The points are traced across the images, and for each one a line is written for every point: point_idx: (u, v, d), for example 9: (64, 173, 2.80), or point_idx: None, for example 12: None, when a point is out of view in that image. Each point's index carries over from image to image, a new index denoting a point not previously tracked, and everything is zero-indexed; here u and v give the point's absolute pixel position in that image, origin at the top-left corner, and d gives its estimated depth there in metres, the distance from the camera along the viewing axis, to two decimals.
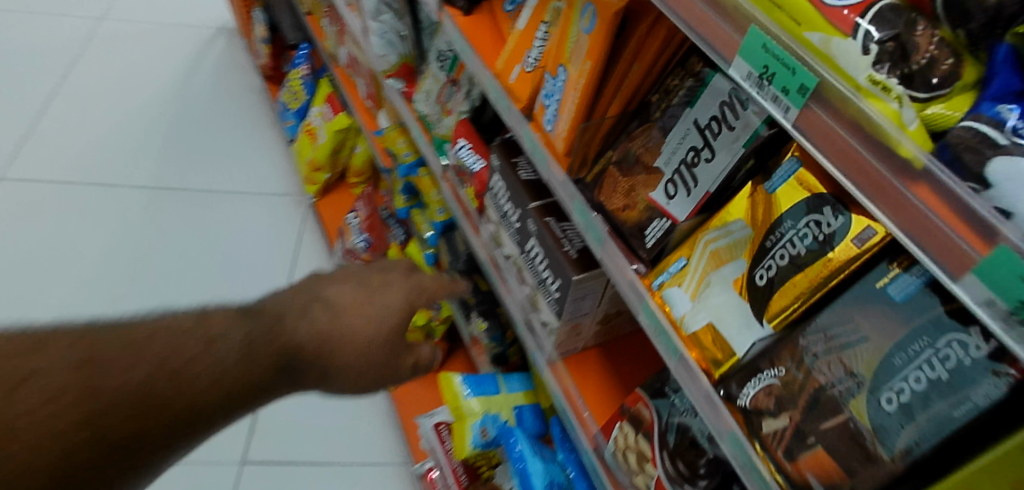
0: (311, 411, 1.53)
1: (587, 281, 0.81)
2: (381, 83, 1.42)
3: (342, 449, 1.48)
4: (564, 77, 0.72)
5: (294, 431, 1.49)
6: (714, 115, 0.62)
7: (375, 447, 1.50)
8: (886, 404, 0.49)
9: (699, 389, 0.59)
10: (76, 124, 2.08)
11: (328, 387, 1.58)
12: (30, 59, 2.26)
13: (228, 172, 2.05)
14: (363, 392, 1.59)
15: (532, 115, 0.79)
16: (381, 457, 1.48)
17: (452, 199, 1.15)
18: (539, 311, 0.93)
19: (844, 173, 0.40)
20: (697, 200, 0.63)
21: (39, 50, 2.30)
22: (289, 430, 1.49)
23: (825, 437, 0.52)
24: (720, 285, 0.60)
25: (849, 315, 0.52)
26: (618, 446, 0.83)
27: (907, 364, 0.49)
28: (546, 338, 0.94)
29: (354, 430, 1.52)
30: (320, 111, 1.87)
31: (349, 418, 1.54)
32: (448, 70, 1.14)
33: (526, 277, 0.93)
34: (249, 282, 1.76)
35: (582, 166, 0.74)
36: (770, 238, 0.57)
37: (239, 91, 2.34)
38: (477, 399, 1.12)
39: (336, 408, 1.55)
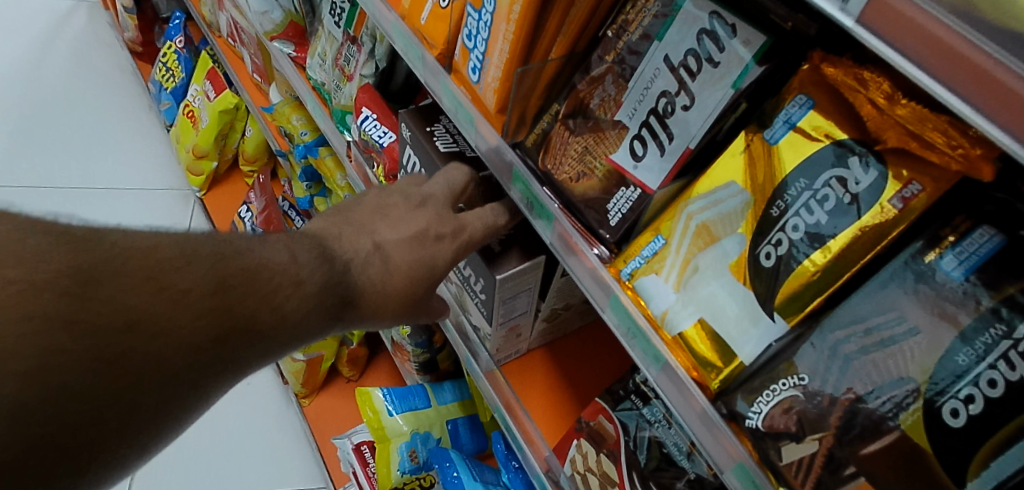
0: (207, 437, 1.30)
1: (527, 274, 0.66)
2: (267, 50, 1.21)
3: (246, 478, 1.26)
4: (492, 9, 0.55)
5: (187, 463, 1.26)
6: (691, 49, 0.47)
7: (286, 472, 1.28)
8: (952, 417, 0.36)
9: (693, 406, 0.46)
10: None
11: (227, 406, 1.35)
12: None
13: (95, 163, 1.74)
14: (270, 410, 1.37)
15: (452, 65, 0.62)
16: (294, 481, 1.27)
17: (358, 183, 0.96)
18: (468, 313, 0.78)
19: (934, 76, 0.28)
20: (673, 161, 0.48)
21: None
22: (182, 462, 1.26)
23: (869, 466, 0.38)
24: (710, 271, 0.46)
25: (890, 301, 0.39)
26: (575, 469, 0.69)
27: (975, 362, 0.35)
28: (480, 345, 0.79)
29: (260, 455, 1.30)
30: (201, 89, 1.61)
31: (254, 443, 1.31)
32: (346, 26, 0.95)
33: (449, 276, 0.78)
34: None
35: (521, 126, 0.58)
36: (774, 204, 0.43)
37: (106, 71, 2.00)
38: (403, 416, 0.94)
39: (238, 431, 1.33)
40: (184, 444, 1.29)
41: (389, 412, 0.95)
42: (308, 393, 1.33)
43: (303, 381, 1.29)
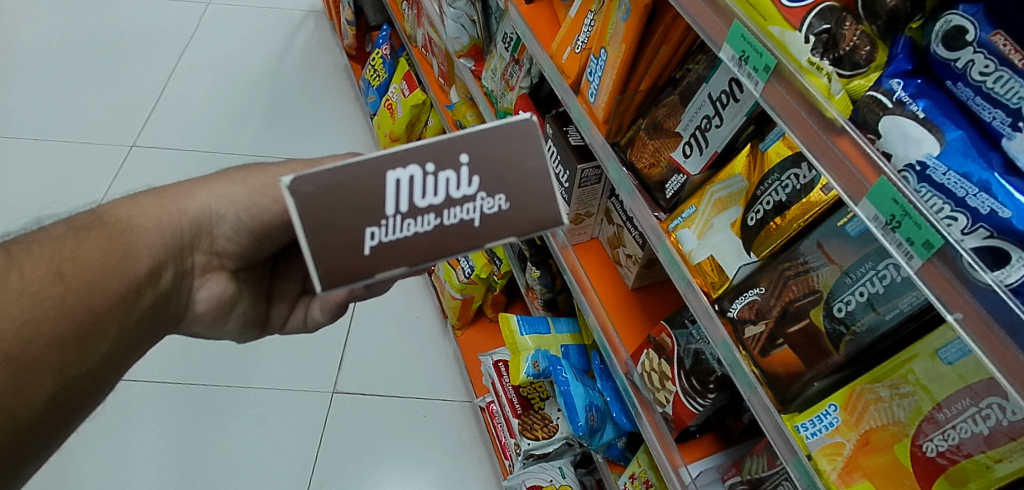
0: (388, 352, 1.60)
1: None
2: (453, 62, 1.58)
3: (412, 384, 1.55)
4: (605, 57, 0.86)
5: (375, 369, 1.56)
6: (723, 90, 0.75)
7: (440, 384, 1.56)
8: (837, 311, 0.64)
9: (700, 305, 0.76)
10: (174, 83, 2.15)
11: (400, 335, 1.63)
12: (128, 21, 2.35)
13: (310, 136, 2.07)
14: (430, 338, 1.64)
15: (579, 89, 0.94)
16: (448, 394, 1.55)
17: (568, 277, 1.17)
18: (624, 245, 1.11)
19: (779, 115, 0.54)
20: (707, 158, 0.79)
21: (132, 15, 2.38)
22: (372, 367, 1.57)
23: (790, 339, 0.67)
24: (720, 227, 0.76)
25: (804, 248, 0.68)
26: (645, 369, 0.99)
27: (855, 282, 0.63)
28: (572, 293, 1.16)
29: (422, 369, 1.58)
30: (399, 87, 1.96)
31: (415, 358, 1.60)
32: (512, 51, 1.29)
33: (417, 206, 0.48)
34: None
35: (618, 131, 0.88)
36: (760, 187, 0.72)
37: (326, 69, 2.32)
38: (530, 336, 1.27)
39: (407, 350, 1.61)
40: (369, 354, 1.59)
41: (520, 333, 1.27)
42: (461, 326, 1.59)
43: (458, 315, 1.56)
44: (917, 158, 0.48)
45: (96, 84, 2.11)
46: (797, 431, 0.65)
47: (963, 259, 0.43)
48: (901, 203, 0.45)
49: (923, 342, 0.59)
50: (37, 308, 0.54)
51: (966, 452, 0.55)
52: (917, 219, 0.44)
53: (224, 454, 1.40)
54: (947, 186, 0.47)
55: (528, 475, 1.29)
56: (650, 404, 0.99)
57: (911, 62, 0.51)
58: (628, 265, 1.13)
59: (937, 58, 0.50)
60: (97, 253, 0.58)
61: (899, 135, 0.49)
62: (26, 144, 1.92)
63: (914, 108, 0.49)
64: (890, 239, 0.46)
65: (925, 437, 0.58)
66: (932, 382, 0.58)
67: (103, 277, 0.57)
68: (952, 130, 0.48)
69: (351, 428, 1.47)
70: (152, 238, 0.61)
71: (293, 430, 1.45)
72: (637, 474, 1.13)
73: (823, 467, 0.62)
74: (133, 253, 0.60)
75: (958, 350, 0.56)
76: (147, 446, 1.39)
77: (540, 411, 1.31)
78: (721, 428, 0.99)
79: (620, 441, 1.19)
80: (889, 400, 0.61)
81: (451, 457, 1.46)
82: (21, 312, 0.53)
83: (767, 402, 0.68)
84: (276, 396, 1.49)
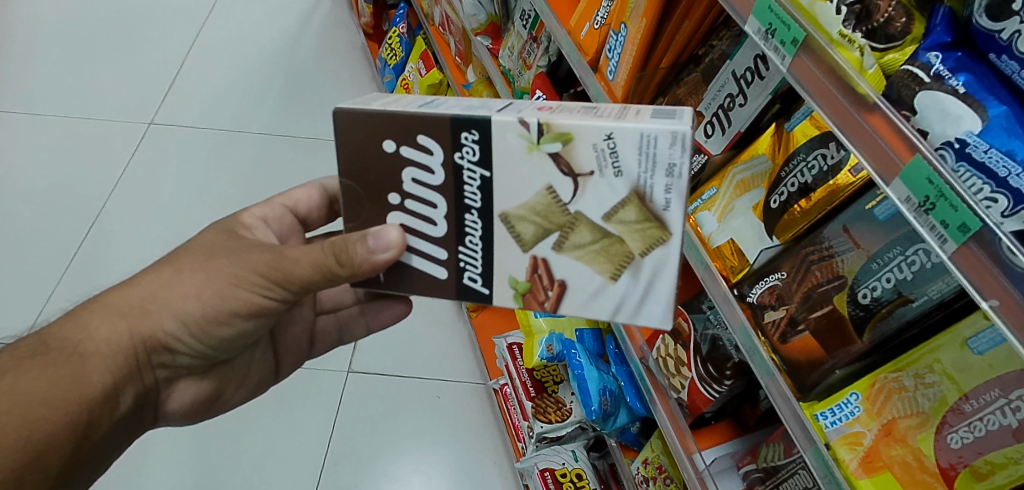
0: (401, 333, 1.59)
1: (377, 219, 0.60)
2: (470, 39, 1.55)
3: (426, 365, 1.55)
4: (625, 33, 0.83)
5: (390, 349, 1.57)
6: (748, 67, 0.73)
7: (455, 366, 1.56)
8: (862, 298, 0.62)
9: (718, 290, 0.73)
10: (189, 63, 2.14)
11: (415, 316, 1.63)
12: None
13: (326, 117, 2.04)
14: (444, 320, 1.63)
15: (598, 66, 0.91)
16: (462, 376, 1.54)
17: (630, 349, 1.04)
18: None
19: (806, 91, 0.51)
20: (730, 138, 0.77)
21: None
22: (387, 348, 1.57)
23: (812, 325, 0.65)
24: (742, 210, 0.74)
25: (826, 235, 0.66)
26: (660, 354, 0.98)
27: (882, 268, 0.61)
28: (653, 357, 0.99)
29: (436, 351, 1.58)
30: (415, 67, 1.94)
31: (429, 340, 1.59)
32: (530, 28, 1.26)
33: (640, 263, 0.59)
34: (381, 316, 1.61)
35: None
36: (785, 168, 0.70)
37: (343, 47, 2.29)
38: (544, 319, 1.29)
39: (421, 332, 1.61)
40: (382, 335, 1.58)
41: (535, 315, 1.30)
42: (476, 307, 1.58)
43: None
44: (955, 135, 0.46)
45: (114, 63, 2.12)
46: (816, 420, 0.63)
47: (1001, 242, 0.40)
48: (937, 184, 0.42)
49: (953, 331, 0.56)
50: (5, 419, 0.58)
51: (995, 445, 0.53)
52: (953, 200, 0.42)
53: (238, 430, 1.42)
54: (987, 165, 0.44)
55: (541, 458, 1.29)
56: (665, 390, 0.98)
57: (950, 35, 0.48)
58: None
59: (981, 29, 0.47)
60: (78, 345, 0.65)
61: (936, 111, 0.46)
62: (45, 122, 1.93)
63: (953, 83, 0.47)
64: (923, 221, 0.44)
65: (949, 428, 0.56)
66: (959, 372, 0.56)
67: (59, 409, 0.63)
68: (995, 106, 0.46)
69: (365, 407, 1.47)
70: (102, 368, 0.64)
71: (307, 406, 1.46)
72: (651, 460, 1.12)
73: (842, 456, 0.61)
74: (83, 377, 0.63)
75: (990, 339, 0.54)
76: (164, 419, 1.41)
77: (554, 394, 1.30)
78: (738, 415, 0.97)
79: (634, 426, 1.18)
80: (914, 390, 0.59)
81: (463, 439, 1.46)
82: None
83: (785, 389, 0.66)
84: (290, 374, 1.50)
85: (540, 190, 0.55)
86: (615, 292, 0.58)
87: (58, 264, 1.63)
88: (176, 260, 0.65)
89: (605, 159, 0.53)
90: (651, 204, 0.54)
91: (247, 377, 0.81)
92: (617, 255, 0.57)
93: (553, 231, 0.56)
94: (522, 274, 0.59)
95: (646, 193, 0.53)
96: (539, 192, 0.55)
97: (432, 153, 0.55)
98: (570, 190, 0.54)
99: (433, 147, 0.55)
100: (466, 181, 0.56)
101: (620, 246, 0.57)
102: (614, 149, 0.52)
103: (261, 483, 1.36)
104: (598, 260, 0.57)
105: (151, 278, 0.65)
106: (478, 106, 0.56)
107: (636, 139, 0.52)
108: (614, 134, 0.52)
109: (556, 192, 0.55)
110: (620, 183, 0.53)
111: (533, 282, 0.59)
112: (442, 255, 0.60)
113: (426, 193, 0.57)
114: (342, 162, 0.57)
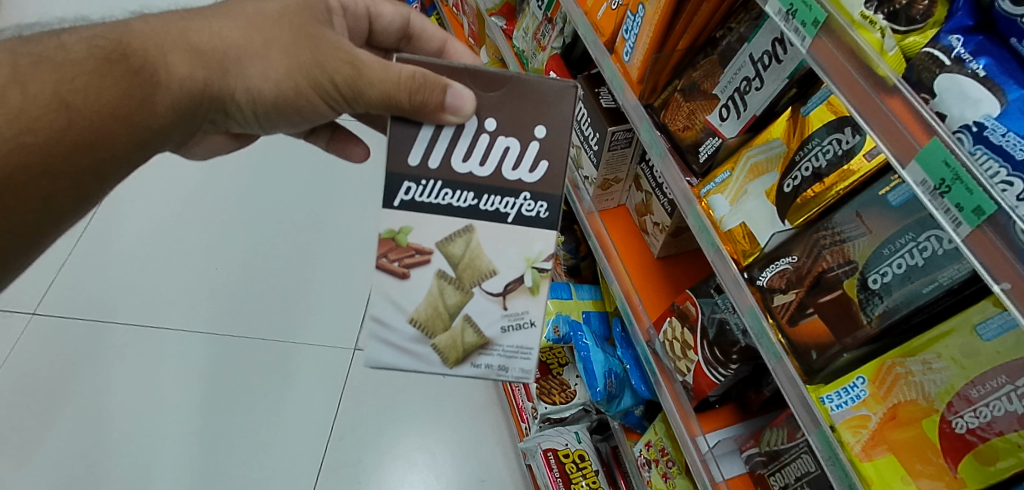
0: None
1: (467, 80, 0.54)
2: (484, 21, 1.55)
3: None
4: (642, 14, 0.83)
5: None
6: (766, 51, 0.73)
7: None
8: (872, 283, 0.62)
9: (728, 273, 0.74)
10: None
11: None
12: None
13: None
14: None
15: (613, 48, 0.91)
16: None
17: (637, 333, 1.05)
18: (652, 212, 1.10)
19: (826, 74, 0.51)
20: (744, 122, 0.77)
21: None
22: None
23: (821, 308, 0.66)
24: (755, 193, 0.75)
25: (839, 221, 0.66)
26: (666, 337, 0.98)
27: (893, 253, 0.61)
28: (660, 340, 1.00)
29: None
30: None
31: None
32: (545, 9, 1.25)
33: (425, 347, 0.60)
34: None
35: (652, 92, 0.86)
36: (800, 152, 0.70)
37: None
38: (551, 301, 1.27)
39: None
40: None
41: None
42: None
43: None
44: (974, 119, 0.46)
45: None
46: (822, 403, 0.63)
47: (1016, 225, 0.41)
48: (954, 166, 0.43)
49: (962, 317, 0.57)
50: (60, 127, 0.60)
51: (998, 431, 0.54)
52: (969, 183, 0.42)
53: (246, 402, 1.44)
54: (1005, 148, 0.44)
55: (544, 438, 1.30)
56: (670, 373, 0.98)
57: (972, 19, 0.49)
58: (655, 233, 1.11)
59: (1002, 13, 0.48)
60: (150, 78, 0.61)
61: (955, 95, 0.47)
62: None
63: (974, 66, 0.47)
64: (937, 204, 0.44)
65: (955, 414, 0.57)
66: (967, 358, 0.56)
67: (107, 124, 0.61)
68: (1014, 90, 0.46)
69: (372, 383, 1.49)
70: (167, 100, 0.61)
71: (315, 381, 1.48)
72: (654, 443, 1.13)
73: (847, 439, 0.61)
74: (148, 102, 0.61)
75: (1000, 326, 0.54)
76: (175, 390, 1.43)
77: (559, 376, 1.31)
78: (742, 400, 0.98)
79: (638, 408, 1.17)
80: (921, 375, 0.59)
81: (467, 418, 1.47)
82: (12, 139, 0.58)
83: (792, 372, 0.66)
84: (300, 348, 1.52)
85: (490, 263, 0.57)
86: (397, 320, 0.58)
87: (71, 234, 1.64)
88: (259, 15, 0.62)
89: (512, 320, 0.59)
90: (477, 355, 0.60)
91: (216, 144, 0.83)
92: (431, 324, 0.58)
93: (460, 274, 0.57)
94: (411, 240, 0.56)
95: (485, 351, 0.60)
96: (485, 263, 0.57)
97: (534, 170, 0.56)
98: (502, 286, 0.58)
99: (539, 173, 0.56)
100: (517, 194, 0.56)
101: (445, 319, 0.59)
102: (520, 326, 0.59)
103: (269, 453, 1.38)
104: (428, 308, 0.58)
105: (232, 24, 0.61)
106: None
107: (525, 343, 0.60)
108: (531, 326, 0.59)
109: (492, 275, 0.58)
110: (496, 329, 0.59)
111: (414, 243, 0.56)
112: (416, 161, 0.55)
113: (495, 159, 0.55)
114: (541, 79, 0.54)
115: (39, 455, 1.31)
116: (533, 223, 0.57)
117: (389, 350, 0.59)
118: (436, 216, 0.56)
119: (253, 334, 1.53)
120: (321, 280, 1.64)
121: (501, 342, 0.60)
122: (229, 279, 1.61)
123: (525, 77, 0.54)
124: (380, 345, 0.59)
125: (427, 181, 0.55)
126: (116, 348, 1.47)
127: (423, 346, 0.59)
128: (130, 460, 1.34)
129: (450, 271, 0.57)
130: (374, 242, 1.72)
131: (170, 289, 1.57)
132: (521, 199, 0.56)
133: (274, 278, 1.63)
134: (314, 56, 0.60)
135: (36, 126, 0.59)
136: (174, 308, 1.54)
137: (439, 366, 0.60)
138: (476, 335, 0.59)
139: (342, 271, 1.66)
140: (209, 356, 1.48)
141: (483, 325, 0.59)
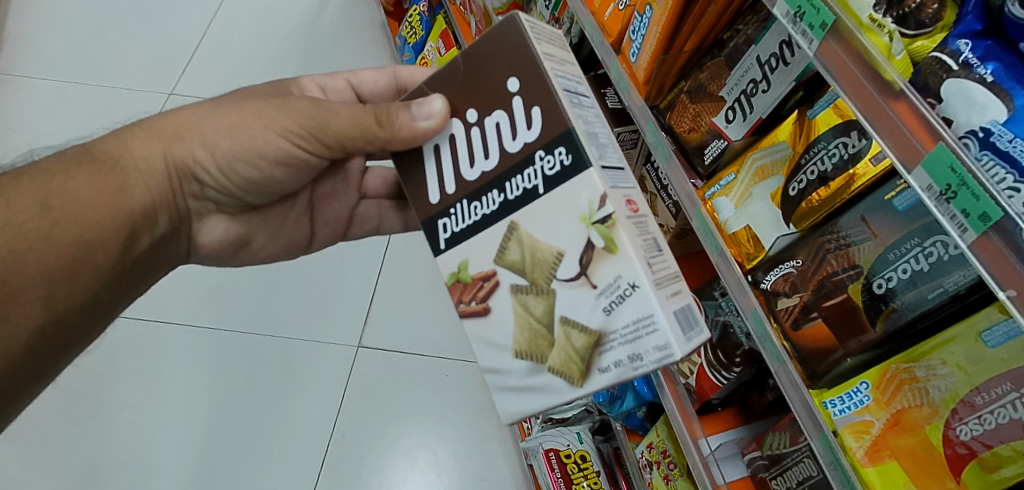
0: (411, 311, 1.60)
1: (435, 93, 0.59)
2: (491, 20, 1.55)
3: (435, 343, 1.56)
4: (649, 15, 0.81)
5: (400, 326, 1.58)
6: (773, 53, 0.72)
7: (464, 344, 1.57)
8: (877, 288, 0.62)
9: (732, 276, 0.72)
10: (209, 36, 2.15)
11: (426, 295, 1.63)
12: None
13: None
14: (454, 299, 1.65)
15: (620, 48, 0.90)
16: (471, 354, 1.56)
17: None
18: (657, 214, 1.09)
19: (834, 78, 0.51)
20: (751, 124, 0.77)
21: None
22: (397, 324, 1.58)
23: (825, 313, 0.65)
24: (760, 196, 0.74)
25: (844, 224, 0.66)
26: None
27: (898, 258, 0.61)
28: None
29: (445, 329, 1.58)
30: (435, 46, 1.94)
31: (438, 319, 1.60)
32: (552, 9, 1.23)
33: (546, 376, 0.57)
34: (393, 292, 1.63)
35: (659, 94, 0.88)
36: (805, 156, 0.70)
37: (363, 24, 2.28)
38: None
39: (432, 311, 1.61)
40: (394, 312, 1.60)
41: None
42: None
43: None
44: (980, 124, 0.46)
45: (136, 34, 2.13)
46: (824, 408, 0.64)
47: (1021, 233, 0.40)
48: (959, 172, 0.42)
49: (967, 323, 0.56)
50: (50, 223, 0.67)
51: (1002, 439, 0.54)
52: (975, 189, 0.42)
53: (248, 399, 1.44)
54: (1012, 155, 0.44)
55: (546, 438, 1.30)
56: (672, 375, 0.96)
57: (981, 23, 0.49)
58: None
59: (1012, 18, 0.48)
60: (122, 172, 0.71)
61: (962, 100, 0.47)
62: (65, 89, 1.94)
63: (982, 72, 0.47)
64: (943, 210, 0.44)
65: (959, 420, 0.56)
66: (972, 364, 0.56)
67: (94, 214, 0.69)
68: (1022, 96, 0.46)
69: (374, 381, 1.49)
70: (140, 182, 0.71)
71: (317, 379, 1.48)
72: (656, 444, 1.13)
73: (849, 444, 0.61)
74: (125, 190, 0.70)
75: (1004, 334, 0.54)
76: (177, 387, 1.43)
77: None
78: (745, 403, 0.97)
79: (640, 411, 1.17)
80: (925, 381, 0.59)
81: (468, 417, 1.47)
82: (11, 239, 0.65)
83: (795, 376, 0.66)
84: (303, 346, 1.52)
85: (553, 248, 0.53)
86: (507, 362, 0.57)
87: None
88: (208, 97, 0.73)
89: (610, 295, 0.52)
90: (599, 354, 0.53)
91: (280, 230, 0.87)
92: (536, 347, 0.56)
93: (531, 278, 0.55)
94: (476, 268, 0.57)
95: (605, 344, 0.52)
96: (547, 249, 0.54)
97: (530, 125, 0.54)
98: (576, 266, 0.53)
99: (536, 126, 0.54)
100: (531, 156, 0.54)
101: (546, 334, 0.55)
102: (624, 298, 0.51)
103: (270, 450, 1.39)
104: (523, 333, 0.56)
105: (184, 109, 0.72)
106: (598, 144, 0.54)
107: (641, 311, 0.51)
108: (636, 288, 0.51)
109: (561, 259, 0.53)
110: (600, 316, 0.52)
111: (477, 274, 0.57)
112: (436, 198, 0.60)
113: (493, 140, 0.56)
114: (479, 41, 0.56)
115: (44, 447, 1.33)
116: (563, 177, 0.52)
117: (517, 396, 0.57)
118: (482, 234, 0.57)
119: (256, 330, 1.53)
120: (325, 277, 1.64)
121: (614, 326, 0.52)
122: (231, 275, 1.61)
123: (471, 50, 0.56)
124: (506, 394, 0.58)
125: (455, 207, 0.58)
126: (119, 344, 1.47)
127: (545, 374, 0.56)
128: (133, 456, 1.34)
129: (521, 281, 0.55)
130: (378, 240, 1.72)
131: (173, 285, 1.58)
132: (538, 159, 0.53)
133: (277, 275, 1.63)
134: (267, 106, 0.67)
135: (28, 229, 0.66)
136: (177, 304, 1.55)
137: (571, 389, 0.55)
138: (584, 333, 0.53)
139: (345, 269, 1.66)
140: (211, 352, 1.49)
141: (585, 319, 0.53)
